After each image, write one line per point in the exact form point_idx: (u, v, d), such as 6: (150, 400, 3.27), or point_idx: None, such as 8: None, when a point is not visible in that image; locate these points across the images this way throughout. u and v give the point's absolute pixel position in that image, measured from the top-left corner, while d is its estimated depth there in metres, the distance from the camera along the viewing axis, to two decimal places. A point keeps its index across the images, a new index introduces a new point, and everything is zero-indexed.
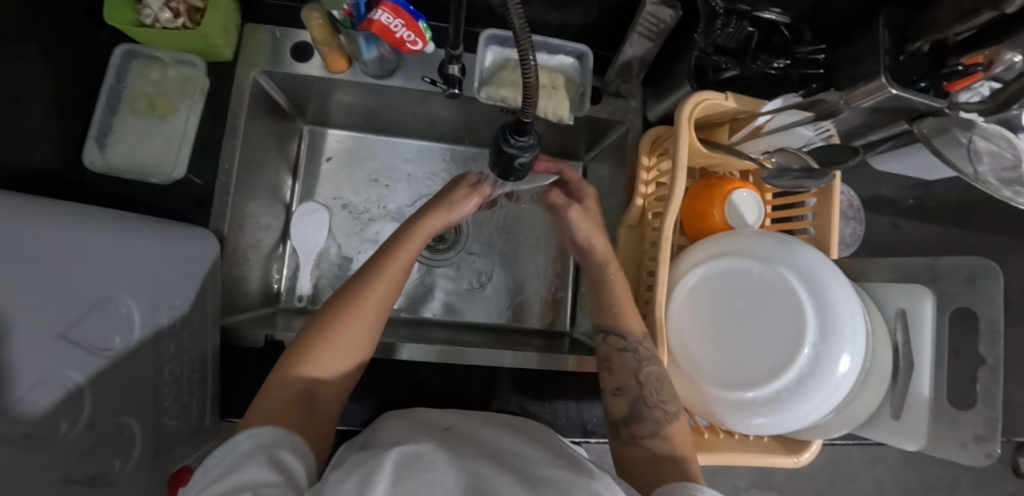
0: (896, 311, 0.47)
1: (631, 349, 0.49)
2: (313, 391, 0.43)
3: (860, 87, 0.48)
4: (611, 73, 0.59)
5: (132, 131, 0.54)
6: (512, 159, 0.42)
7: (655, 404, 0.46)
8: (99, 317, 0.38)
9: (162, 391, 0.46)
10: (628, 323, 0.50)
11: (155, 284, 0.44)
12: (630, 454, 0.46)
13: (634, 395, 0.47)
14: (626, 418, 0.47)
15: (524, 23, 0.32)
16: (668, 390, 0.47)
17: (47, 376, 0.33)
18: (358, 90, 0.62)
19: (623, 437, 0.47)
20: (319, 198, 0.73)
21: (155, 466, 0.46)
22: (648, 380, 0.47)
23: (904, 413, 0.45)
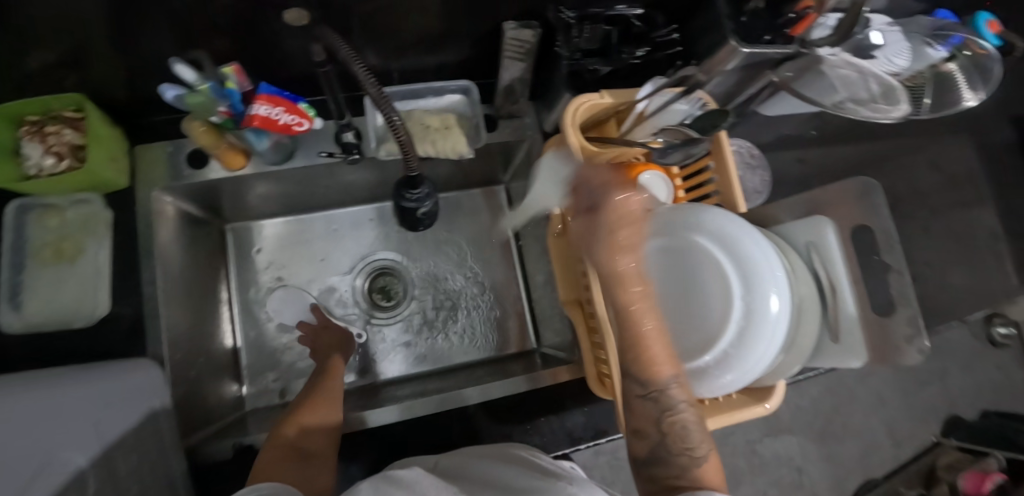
0: (806, 244, 0.51)
1: (650, 396, 0.43)
2: (299, 445, 0.48)
3: (715, 55, 0.52)
4: (499, 99, 0.61)
5: (47, 281, 0.55)
6: (413, 211, 0.44)
7: (680, 450, 0.42)
8: (46, 483, 0.37)
9: None
10: (653, 371, 0.43)
11: (102, 432, 0.43)
12: (646, 481, 0.44)
13: (657, 444, 0.43)
14: (647, 458, 0.44)
15: (375, 81, 0.37)
16: (695, 434, 0.43)
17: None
18: (266, 180, 0.63)
19: (649, 477, 0.44)
20: (261, 293, 0.73)
21: None
22: (672, 431, 0.43)
23: (841, 334, 0.48)
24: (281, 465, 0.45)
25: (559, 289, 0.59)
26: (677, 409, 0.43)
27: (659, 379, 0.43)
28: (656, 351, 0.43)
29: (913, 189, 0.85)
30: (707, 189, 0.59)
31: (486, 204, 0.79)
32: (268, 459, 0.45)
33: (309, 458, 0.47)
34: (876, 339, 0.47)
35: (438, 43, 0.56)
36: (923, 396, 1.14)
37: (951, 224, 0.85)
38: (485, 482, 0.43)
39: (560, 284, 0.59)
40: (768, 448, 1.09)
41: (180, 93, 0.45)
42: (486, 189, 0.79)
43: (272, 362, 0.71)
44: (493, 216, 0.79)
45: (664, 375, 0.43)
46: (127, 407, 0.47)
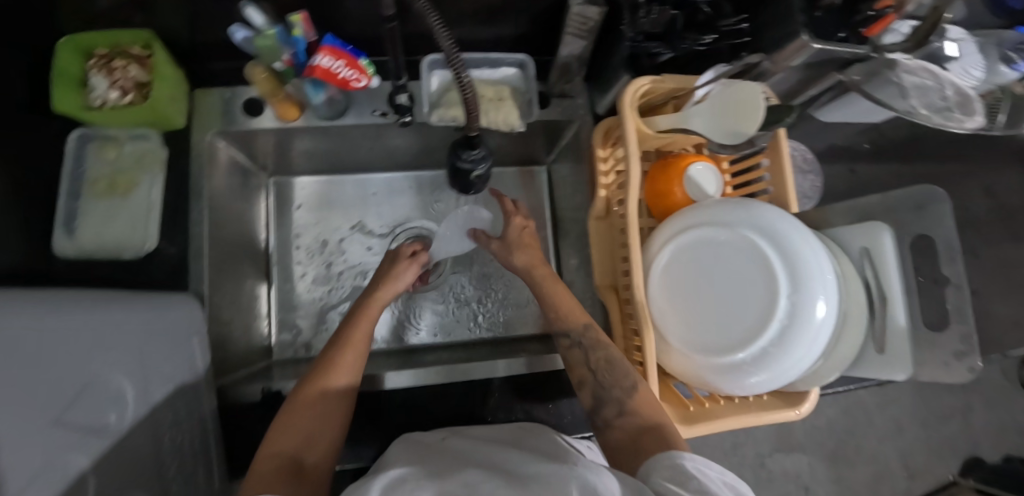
0: (860, 251, 0.49)
1: (577, 343, 0.52)
2: (299, 456, 0.42)
3: (786, 47, 0.50)
4: (554, 76, 0.61)
5: (98, 214, 0.55)
6: (468, 173, 0.44)
7: (613, 385, 0.48)
8: (91, 397, 0.38)
9: (167, 462, 0.45)
10: (569, 319, 0.54)
11: (143, 357, 0.44)
12: (611, 437, 0.46)
13: (593, 384, 0.49)
14: (594, 407, 0.49)
15: (453, 44, 0.36)
16: (620, 369, 0.49)
17: (50, 462, 0.32)
18: (314, 135, 0.64)
19: (600, 424, 0.48)
20: (296, 247, 0.74)
21: None
22: (599, 366, 0.50)
23: (887, 345, 0.47)
24: (274, 478, 0.38)
25: (594, 273, 0.59)
26: (609, 355, 0.50)
27: (575, 322, 0.54)
28: (569, 305, 0.55)
29: (966, 213, 0.82)
30: (758, 187, 0.57)
31: (523, 183, 0.79)
32: (271, 467, 0.40)
33: (305, 472, 0.41)
34: (923, 352, 0.45)
35: (501, 12, 0.55)
36: (944, 431, 1.10)
37: (1003, 254, 0.81)
38: (503, 457, 0.41)
39: (596, 267, 0.59)
40: (778, 464, 1.07)
41: (248, 34, 0.47)
42: (525, 169, 0.79)
43: (300, 315, 0.72)
44: (531, 197, 0.79)
45: (578, 320, 0.54)
46: (167, 338, 0.48)
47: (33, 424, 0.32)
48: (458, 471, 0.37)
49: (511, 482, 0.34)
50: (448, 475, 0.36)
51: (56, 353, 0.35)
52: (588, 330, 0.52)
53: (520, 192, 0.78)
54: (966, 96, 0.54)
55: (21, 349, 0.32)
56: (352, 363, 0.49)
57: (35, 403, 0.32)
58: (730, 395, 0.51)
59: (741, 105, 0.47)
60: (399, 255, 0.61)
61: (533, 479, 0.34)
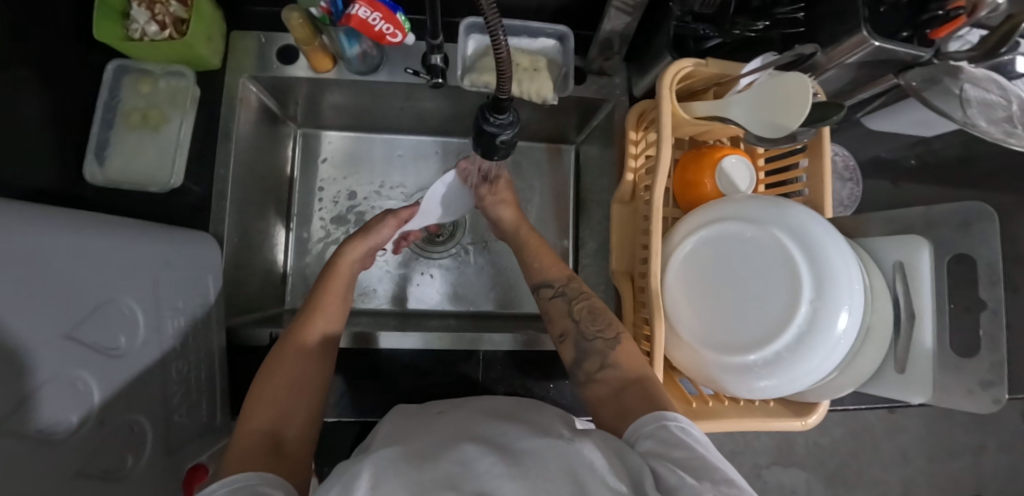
0: (894, 264, 0.46)
1: (560, 293, 0.54)
2: (277, 434, 0.41)
3: (842, 44, 0.47)
4: (593, 52, 0.59)
5: (128, 144, 0.56)
6: (493, 138, 0.43)
7: (594, 335, 0.49)
8: (103, 317, 0.39)
9: (171, 390, 0.46)
10: (549, 274, 0.57)
11: (158, 287, 0.45)
12: (592, 391, 0.47)
13: (575, 336, 0.50)
14: (576, 359, 0.49)
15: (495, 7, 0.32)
16: (602, 317, 0.50)
17: (57, 376, 0.34)
18: (344, 89, 0.64)
19: (581, 379, 0.48)
20: (317, 200, 0.75)
21: (171, 462, 0.47)
22: (582, 316, 0.51)
23: (909, 365, 0.44)
24: (251, 458, 0.37)
25: (611, 257, 0.58)
26: (585, 310, 0.52)
27: (553, 272, 0.57)
28: (547, 259, 0.58)
29: (1013, 244, 0.77)
30: (792, 188, 0.55)
31: (549, 162, 0.77)
32: (246, 446, 0.38)
33: (285, 448, 0.40)
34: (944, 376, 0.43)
35: None
36: (951, 468, 1.06)
37: None
38: (496, 428, 0.39)
39: (614, 252, 0.58)
40: (774, 476, 1.05)
41: None
42: (553, 147, 0.77)
43: (314, 268, 0.73)
44: (556, 176, 0.77)
45: (557, 274, 0.56)
46: (183, 271, 0.49)
47: (44, 337, 0.33)
48: (451, 448, 0.35)
49: (507, 459, 0.33)
50: (443, 453, 0.35)
51: (74, 271, 0.36)
52: (570, 282, 0.55)
53: (545, 170, 0.77)
54: None
55: (42, 263, 0.33)
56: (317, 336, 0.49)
57: (48, 317, 0.33)
58: (736, 397, 0.49)
59: (787, 98, 0.45)
60: (348, 237, 0.61)
61: (528, 457, 0.33)
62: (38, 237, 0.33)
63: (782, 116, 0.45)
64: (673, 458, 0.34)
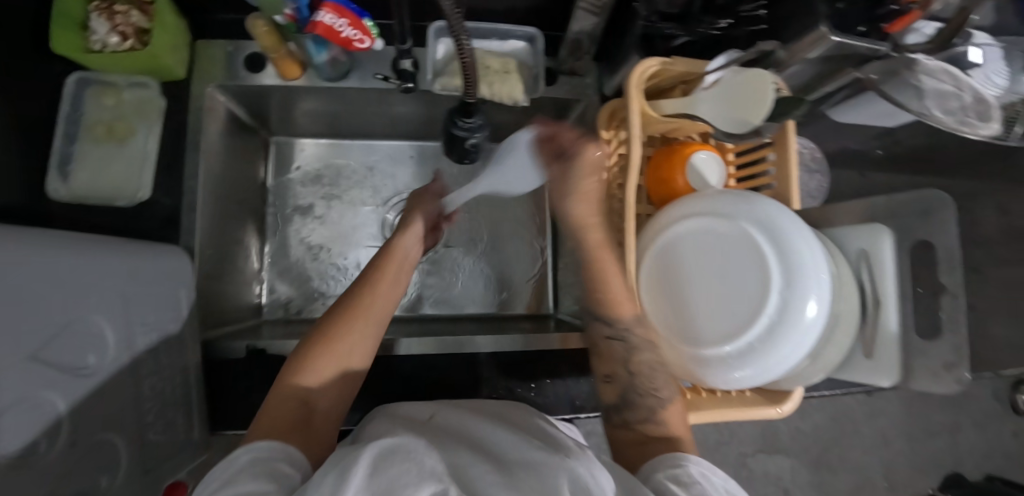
0: (857, 253, 0.48)
1: (620, 336, 0.49)
2: (311, 401, 0.43)
3: (802, 40, 0.48)
4: (563, 52, 0.59)
5: (92, 157, 0.54)
6: (463, 141, 0.43)
7: (647, 392, 0.47)
8: (70, 337, 0.38)
9: (145, 408, 0.45)
10: (617, 309, 0.50)
11: (129, 303, 0.44)
12: (620, 435, 0.46)
13: (625, 385, 0.48)
14: (618, 404, 0.48)
15: (456, 8, 0.33)
16: (658, 379, 0.47)
17: (23, 399, 0.33)
18: (316, 96, 0.63)
19: (616, 422, 0.48)
20: (292, 209, 0.74)
21: (147, 480, 0.46)
22: (638, 371, 0.47)
23: (875, 351, 0.46)
24: (287, 419, 0.40)
25: None
26: (651, 381, 0.47)
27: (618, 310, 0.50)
28: (616, 290, 0.49)
29: None
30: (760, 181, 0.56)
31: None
32: (271, 418, 0.40)
33: (314, 417, 0.42)
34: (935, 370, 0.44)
35: None
36: (929, 448, 1.10)
37: None
38: (491, 438, 0.41)
39: None
40: (760, 464, 1.07)
41: None
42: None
43: (293, 277, 0.72)
44: None
45: (626, 311, 0.49)
46: (155, 286, 0.48)
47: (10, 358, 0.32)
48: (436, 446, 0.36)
49: (500, 470, 0.34)
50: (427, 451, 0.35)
51: (39, 289, 0.35)
52: (636, 327, 0.49)
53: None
54: (983, 101, 0.52)
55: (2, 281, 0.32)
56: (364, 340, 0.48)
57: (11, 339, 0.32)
58: (713, 388, 0.50)
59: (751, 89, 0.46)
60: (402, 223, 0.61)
61: (522, 469, 0.34)
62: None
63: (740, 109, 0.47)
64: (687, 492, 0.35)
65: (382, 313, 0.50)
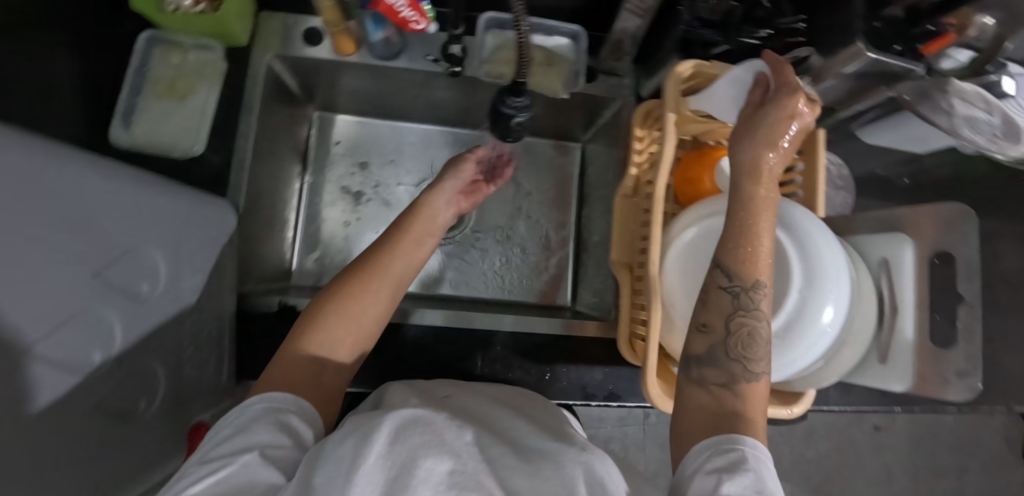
0: (880, 261, 0.49)
1: (734, 288, 0.41)
2: (325, 361, 0.46)
3: (838, 55, 0.51)
4: (604, 52, 0.62)
5: (154, 110, 0.57)
6: (510, 119, 0.45)
7: (737, 358, 0.39)
8: (130, 263, 0.40)
9: (184, 344, 0.47)
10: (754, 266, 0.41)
11: (180, 242, 0.47)
12: (693, 398, 0.40)
13: (716, 340, 0.40)
14: (702, 357, 0.41)
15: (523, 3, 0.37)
16: (760, 349, 0.40)
17: (84, 311, 0.35)
18: (364, 73, 0.66)
19: (692, 376, 0.41)
20: (327, 182, 0.77)
21: (176, 415, 0.48)
22: (739, 334, 0.40)
23: (891, 357, 0.47)
24: (300, 378, 0.43)
25: (612, 249, 0.60)
26: (757, 316, 0.40)
27: (752, 276, 0.41)
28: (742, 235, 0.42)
29: None
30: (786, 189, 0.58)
31: (555, 158, 0.81)
32: (285, 375, 0.43)
33: (326, 377, 0.45)
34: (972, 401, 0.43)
35: None
36: (934, 488, 1.08)
37: None
38: (508, 427, 0.41)
39: (614, 244, 0.60)
40: None
41: None
42: (559, 145, 0.81)
43: (323, 247, 0.75)
44: (560, 172, 0.80)
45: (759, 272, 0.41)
46: (203, 231, 0.50)
47: (72, 271, 0.34)
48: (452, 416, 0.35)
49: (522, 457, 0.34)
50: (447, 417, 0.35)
51: (105, 213, 0.37)
52: (760, 286, 0.40)
53: (549, 165, 0.80)
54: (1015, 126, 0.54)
55: (76, 200, 0.34)
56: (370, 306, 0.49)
57: (77, 254, 0.35)
58: None
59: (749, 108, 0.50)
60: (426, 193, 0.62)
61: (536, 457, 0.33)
62: (75, 175, 0.34)
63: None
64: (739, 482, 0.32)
65: (390, 281, 0.51)
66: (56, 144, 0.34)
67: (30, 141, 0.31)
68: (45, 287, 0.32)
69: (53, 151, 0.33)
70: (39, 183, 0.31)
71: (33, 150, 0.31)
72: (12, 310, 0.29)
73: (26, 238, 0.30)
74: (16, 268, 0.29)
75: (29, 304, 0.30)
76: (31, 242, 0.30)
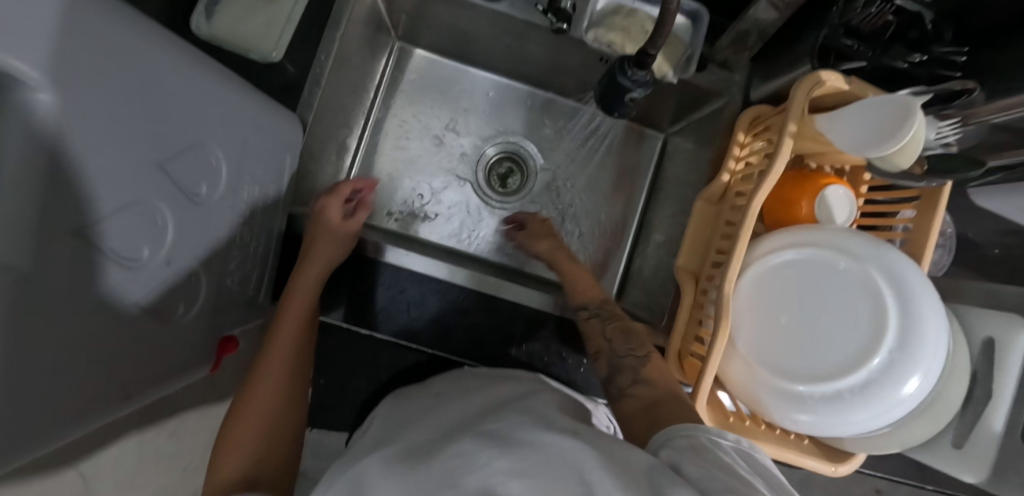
0: (982, 341, 0.44)
1: (596, 314, 0.53)
2: (260, 467, 0.43)
3: (991, 103, 0.45)
4: (725, 41, 0.57)
5: (238, 5, 0.53)
6: (624, 93, 0.41)
7: (626, 353, 0.48)
8: (192, 160, 0.38)
9: (229, 254, 0.45)
10: (586, 293, 0.56)
11: (245, 147, 0.44)
12: (626, 407, 0.43)
13: (608, 355, 0.49)
14: (608, 378, 0.48)
15: None
16: (636, 336, 0.50)
17: (138, 202, 0.33)
18: (456, 9, 0.61)
19: (613, 393, 0.46)
20: (392, 117, 0.73)
21: (212, 323, 0.46)
22: (614, 337, 0.50)
23: (968, 443, 0.43)
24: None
25: (680, 253, 0.57)
26: (627, 330, 0.51)
27: (591, 294, 0.55)
28: (584, 279, 0.57)
29: None
30: (888, 236, 0.52)
31: (631, 143, 0.74)
32: None
33: (259, 485, 0.42)
34: None
35: None
36: None
37: None
38: (492, 423, 0.35)
39: (684, 249, 0.57)
40: None
41: None
42: (639, 131, 0.74)
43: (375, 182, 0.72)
44: (633, 160, 0.75)
45: (594, 294, 0.55)
46: (268, 142, 0.48)
47: (132, 158, 0.32)
48: (449, 445, 0.31)
49: (502, 451, 0.28)
50: (440, 451, 0.31)
51: (175, 101, 0.35)
52: (606, 304, 0.54)
53: (623, 149, 0.75)
54: None
55: (147, 81, 0.31)
56: (327, 264, 0.53)
57: (141, 141, 0.32)
58: (775, 423, 0.47)
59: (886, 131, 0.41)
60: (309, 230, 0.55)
61: (524, 444, 0.28)
62: (149, 54, 0.31)
63: (877, 161, 0.44)
64: (703, 460, 0.30)
65: (291, 324, 0.50)
66: (132, 13, 0.31)
67: (104, 5, 0.27)
68: (105, 170, 0.29)
69: (124, 20, 0.29)
70: (109, 51, 0.28)
71: (105, 15, 0.27)
72: (69, 189, 0.26)
73: (91, 111, 0.27)
74: (81, 141, 0.27)
75: (89, 185, 0.28)
76: (94, 117, 0.27)
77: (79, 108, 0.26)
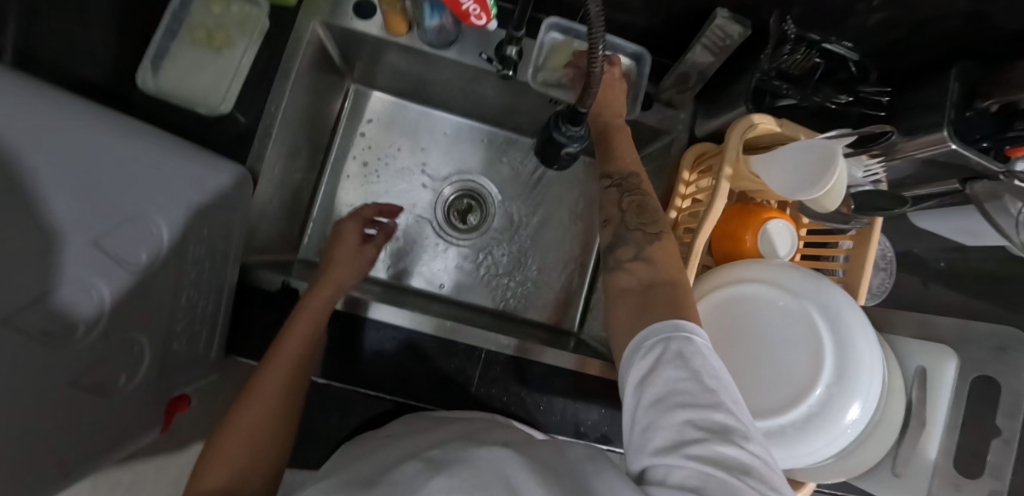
0: (916, 370, 0.46)
1: (617, 183, 0.50)
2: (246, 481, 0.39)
3: (915, 136, 0.48)
4: (668, 82, 0.59)
5: (185, 59, 0.53)
6: (560, 147, 0.42)
7: (636, 226, 0.46)
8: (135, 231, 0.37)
9: (177, 317, 0.45)
10: (624, 160, 0.51)
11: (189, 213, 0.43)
12: (617, 282, 0.45)
13: (617, 224, 0.48)
14: (611, 243, 0.47)
15: (602, 25, 0.32)
16: (651, 214, 0.47)
17: (69, 282, 0.32)
18: (409, 55, 0.62)
19: (608, 266, 0.47)
20: (351, 157, 0.74)
21: (159, 388, 0.45)
22: (629, 207, 0.48)
23: (907, 471, 0.45)
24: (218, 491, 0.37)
25: None
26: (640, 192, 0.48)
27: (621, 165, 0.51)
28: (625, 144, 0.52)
29: None
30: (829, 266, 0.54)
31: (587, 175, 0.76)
32: None
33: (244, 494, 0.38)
34: None
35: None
36: None
37: None
38: (433, 450, 0.38)
39: None
40: None
41: None
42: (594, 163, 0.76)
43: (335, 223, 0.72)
44: (589, 191, 0.76)
45: (627, 164, 0.50)
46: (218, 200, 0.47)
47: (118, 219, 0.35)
48: (390, 473, 0.36)
49: (439, 472, 0.32)
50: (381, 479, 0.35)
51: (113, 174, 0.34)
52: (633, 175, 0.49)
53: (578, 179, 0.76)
54: None
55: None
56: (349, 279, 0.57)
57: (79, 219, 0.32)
58: None
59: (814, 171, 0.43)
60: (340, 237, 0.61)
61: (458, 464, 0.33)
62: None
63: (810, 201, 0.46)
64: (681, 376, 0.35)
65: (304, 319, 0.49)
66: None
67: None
68: (51, 244, 0.30)
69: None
70: None
71: None
72: None
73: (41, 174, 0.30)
74: None
75: (52, 238, 0.31)
76: None
77: (38, 163, 0.30)
